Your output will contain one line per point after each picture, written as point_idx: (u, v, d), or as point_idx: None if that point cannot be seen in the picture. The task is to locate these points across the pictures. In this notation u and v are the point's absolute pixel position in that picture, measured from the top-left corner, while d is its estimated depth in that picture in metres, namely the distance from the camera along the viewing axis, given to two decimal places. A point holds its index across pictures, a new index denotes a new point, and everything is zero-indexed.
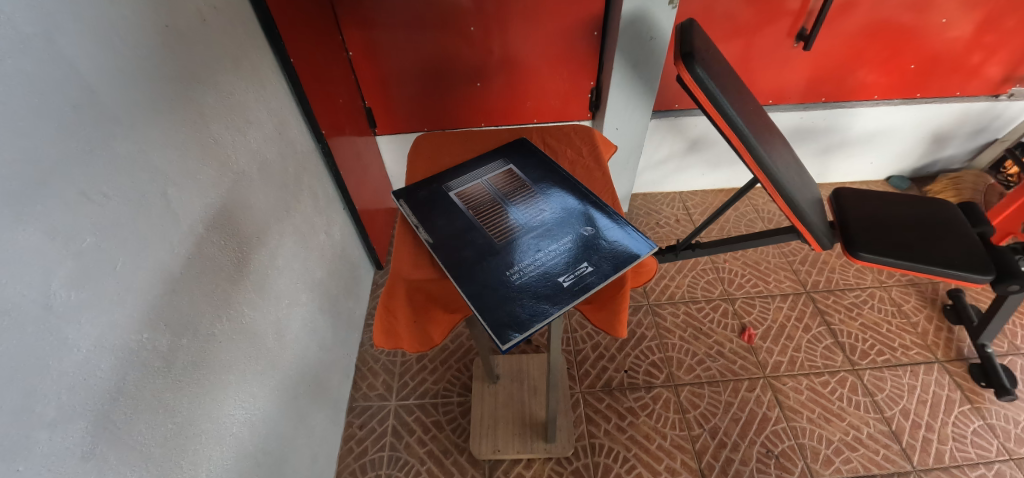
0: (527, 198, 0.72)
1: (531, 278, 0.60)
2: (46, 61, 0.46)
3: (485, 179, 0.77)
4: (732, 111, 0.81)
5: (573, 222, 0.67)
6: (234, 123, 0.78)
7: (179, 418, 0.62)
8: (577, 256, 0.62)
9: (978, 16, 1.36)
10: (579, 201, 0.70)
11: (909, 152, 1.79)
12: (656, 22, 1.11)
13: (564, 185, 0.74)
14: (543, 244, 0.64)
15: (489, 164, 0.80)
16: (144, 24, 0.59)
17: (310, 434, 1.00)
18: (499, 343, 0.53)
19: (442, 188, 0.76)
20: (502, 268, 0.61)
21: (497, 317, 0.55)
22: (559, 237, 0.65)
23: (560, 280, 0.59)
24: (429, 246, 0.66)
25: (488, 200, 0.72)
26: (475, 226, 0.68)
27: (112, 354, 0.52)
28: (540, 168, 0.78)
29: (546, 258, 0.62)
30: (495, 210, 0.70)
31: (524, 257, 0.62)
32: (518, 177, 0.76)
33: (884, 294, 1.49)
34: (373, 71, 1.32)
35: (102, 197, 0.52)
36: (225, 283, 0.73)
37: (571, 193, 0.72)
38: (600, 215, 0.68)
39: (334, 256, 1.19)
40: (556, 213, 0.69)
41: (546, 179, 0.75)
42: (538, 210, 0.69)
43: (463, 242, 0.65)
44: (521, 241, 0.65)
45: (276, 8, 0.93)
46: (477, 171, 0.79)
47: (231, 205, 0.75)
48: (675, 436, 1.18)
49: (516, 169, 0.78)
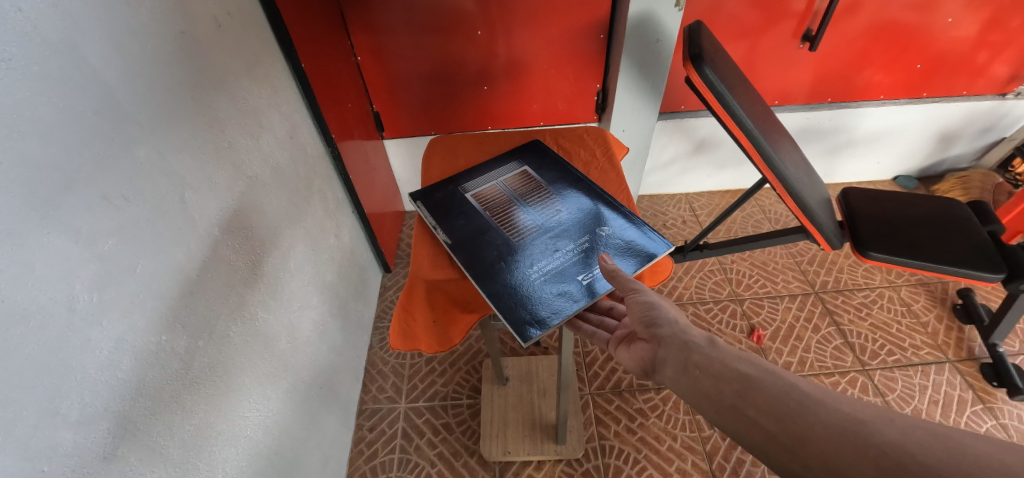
0: (543, 198, 0.72)
1: (549, 276, 0.60)
2: (69, 68, 0.47)
3: (500, 181, 0.78)
4: (742, 112, 0.81)
5: (589, 222, 0.67)
6: (248, 128, 0.79)
7: (197, 420, 0.62)
8: (594, 255, 0.63)
9: (983, 15, 1.36)
10: (594, 201, 0.71)
11: (916, 151, 1.78)
12: (662, 25, 1.12)
13: (578, 185, 0.74)
14: (559, 243, 0.65)
15: (504, 166, 0.80)
16: (161, 31, 0.60)
17: (322, 436, 1.00)
18: (520, 339, 0.54)
19: (458, 189, 0.76)
20: (521, 267, 0.62)
21: (517, 314, 0.56)
22: (575, 237, 0.65)
23: (579, 279, 0.60)
24: (447, 246, 0.67)
25: (504, 202, 0.73)
26: (492, 227, 0.68)
27: (133, 355, 0.53)
28: (554, 169, 0.79)
29: (564, 257, 0.63)
30: (511, 211, 0.71)
31: (541, 256, 0.63)
32: (533, 178, 0.77)
33: (893, 294, 1.49)
34: (381, 75, 1.33)
35: (124, 201, 0.52)
36: (241, 287, 0.74)
37: (585, 194, 0.72)
38: (616, 216, 0.68)
39: (344, 260, 1.20)
40: (573, 214, 0.69)
41: (560, 181, 0.76)
42: (554, 211, 0.70)
43: (480, 242, 0.66)
44: (538, 241, 0.65)
45: (288, 14, 0.94)
46: (492, 172, 0.80)
47: (245, 209, 0.76)
48: (686, 437, 1.18)
49: (531, 170, 0.79)
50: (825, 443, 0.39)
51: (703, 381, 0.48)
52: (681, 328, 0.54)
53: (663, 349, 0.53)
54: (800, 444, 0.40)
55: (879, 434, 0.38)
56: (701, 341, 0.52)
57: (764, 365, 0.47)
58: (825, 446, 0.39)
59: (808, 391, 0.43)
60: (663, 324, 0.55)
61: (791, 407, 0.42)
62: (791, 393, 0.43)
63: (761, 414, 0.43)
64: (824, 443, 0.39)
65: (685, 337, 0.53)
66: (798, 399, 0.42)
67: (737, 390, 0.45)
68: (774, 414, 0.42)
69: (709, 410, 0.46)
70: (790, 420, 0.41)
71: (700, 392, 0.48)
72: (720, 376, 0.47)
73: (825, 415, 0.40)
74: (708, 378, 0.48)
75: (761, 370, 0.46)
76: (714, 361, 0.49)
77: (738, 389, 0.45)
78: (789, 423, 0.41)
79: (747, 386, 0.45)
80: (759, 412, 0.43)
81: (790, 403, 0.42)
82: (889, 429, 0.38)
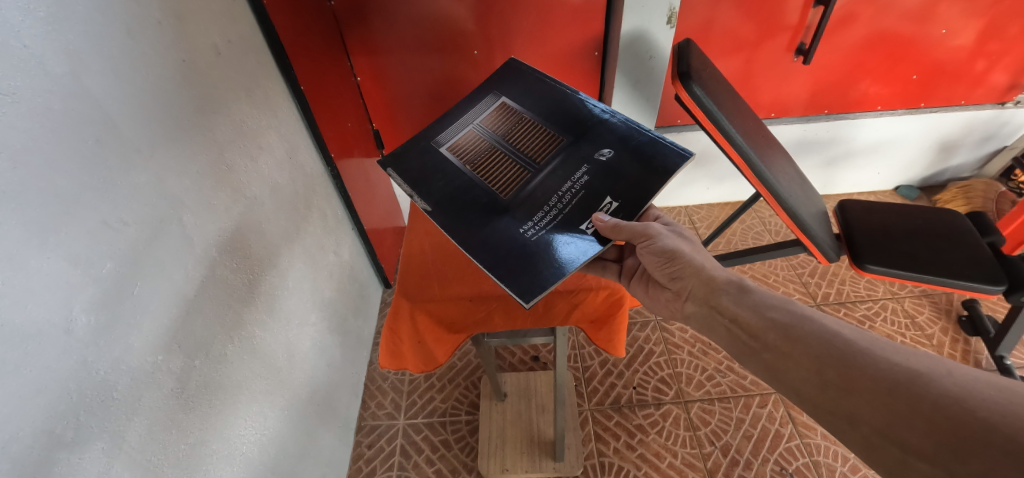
0: (529, 137, 0.73)
1: (547, 234, 0.62)
2: (76, 101, 0.49)
3: (477, 124, 0.77)
4: (732, 128, 0.82)
5: (586, 155, 0.69)
6: (247, 150, 0.81)
7: (192, 438, 0.63)
8: (597, 189, 0.66)
9: (979, 25, 1.37)
10: (586, 130, 0.72)
11: (917, 161, 1.77)
12: (655, 42, 1.13)
13: (566, 115, 0.75)
14: (559, 184, 0.67)
15: (480, 107, 0.79)
16: (163, 60, 0.62)
17: (320, 454, 1.01)
18: (523, 301, 0.57)
19: (432, 143, 0.75)
20: (515, 225, 0.64)
21: (516, 279, 0.59)
22: (574, 175, 0.68)
23: (584, 228, 0.62)
24: (428, 213, 0.67)
25: (485, 149, 0.73)
26: (480, 182, 0.69)
27: (130, 375, 0.54)
28: (536, 101, 0.78)
29: (565, 199, 0.66)
30: (496, 160, 0.71)
31: (541, 205, 0.66)
32: (512, 115, 0.77)
33: (897, 306, 1.47)
34: (381, 95, 1.37)
35: (123, 224, 0.54)
36: (238, 306, 0.75)
37: (577, 123, 0.74)
38: (612, 140, 0.70)
39: (344, 276, 1.21)
40: (566, 150, 0.71)
41: (544, 113, 0.76)
42: (545, 149, 0.71)
43: (465, 201, 0.67)
44: (533, 185, 0.68)
45: (289, 40, 0.97)
46: (466, 117, 0.78)
47: (244, 229, 0.78)
48: (686, 453, 1.17)
49: (509, 105, 0.78)
50: (877, 400, 0.43)
51: (744, 329, 0.56)
52: (706, 275, 0.62)
53: (692, 294, 0.62)
54: (849, 393, 0.45)
55: (936, 386, 0.42)
56: (732, 288, 0.60)
57: (804, 314, 0.53)
58: (874, 402, 0.43)
59: (855, 343, 0.48)
60: (691, 271, 0.63)
61: (842, 359, 0.47)
62: (836, 343, 0.49)
63: (809, 368, 0.49)
64: (877, 393, 0.44)
65: (713, 282, 0.61)
66: (849, 349, 0.48)
67: (782, 339, 0.52)
68: (823, 362, 0.48)
69: (748, 356, 0.55)
70: (839, 368, 0.47)
71: (738, 340, 0.56)
72: (764, 327, 0.54)
73: (876, 365, 0.45)
74: (749, 328, 0.55)
75: (806, 321, 0.52)
76: (751, 311, 0.56)
77: (779, 338, 0.52)
78: (838, 378, 0.46)
79: (790, 336, 0.52)
80: (807, 359, 0.49)
81: (839, 352, 0.48)
82: (947, 382, 0.42)
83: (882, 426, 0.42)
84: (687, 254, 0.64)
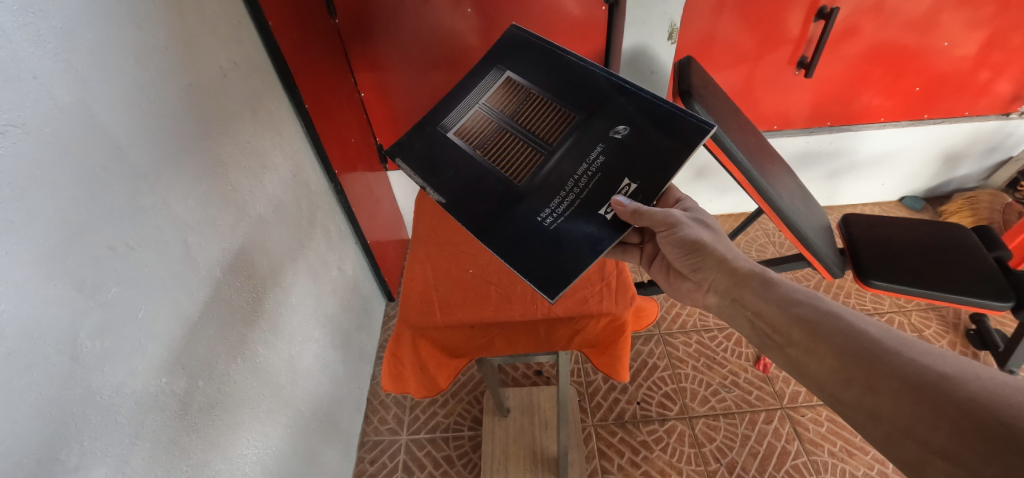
0: (539, 115, 0.72)
1: (564, 221, 0.63)
2: (83, 129, 0.50)
3: (483, 104, 0.75)
4: (733, 145, 0.82)
5: (601, 132, 0.67)
6: (252, 169, 0.82)
7: (194, 460, 0.63)
8: (613, 171, 0.65)
9: (981, 36, 1.37)
10: (600, 104, 0.69)
11: (920, 172, 1.76)
12: (656, 57, 1.14)
13: (578, 87, 0.72)
14: (574, 167, 0.67)
15: (485, 83, 0.77)
16: (169, 84, 0.63)
17: (322, 471, 1.00)
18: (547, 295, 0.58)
19: (439, 129, 0.75)
20: (532, 214, 0.65)
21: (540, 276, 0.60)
22: (590, 156, 0.67)
23: (603, 213, 0.63)
24: (443, 205, 0.68)
25: (494, 133, 0.72)
26: (492, 169, 0.69)
27: (134, 398, 0.54)
28: (543, 72, 0.75)
29: (580, 182, 0.65)
30: (507, 143, 0.71)
31: (556, 190, 0.66)
32: (519, 91, 0.74)
33: (903, 320, 1.46)
34: (384, 109, 1.38)
35: (129, 249, 0.55)
36: (241, 325, 0.75)
37: (589, 95, 0.71)
38: (627, 114, 0.67)
39: (346, 291, 1.21)
40: (579, 127, 0.69)
41: (553, 86, 0.73)
42: (557, 127, 0.70)
43: (479, 192, 0.68)
44: (547, 170, 0.67)
45: (294, 59, 0.98)
46: (471, 97, 0.76)
47: (248, 249, 0.78)
48: (691, 471, 1.16)
49: (514, 79, 0.75)
50: (901, 399, 0.43)
51: (768, 323, 0.56)
52: (729, 266, 0.63)
53: (714, 284, 0.64)
54: (872, 390, 0.45)
55: (961, 388, 0.41)
56: (755, 281, 0.61)
57: (829, 310, 0.53)
58: (897, 401, 0.43)
59: (881, 342, 0.48)
60: (713, 262, 0.64)
61: (867, 356, 0.47)
62: (862, 341, 0.48)
63: (832, 365, 0.49)
64: (901, 392, 0.43)
65: (736, 272, 0.62)
66: (874, 347, 0.47)
67: (806, 335, 0.52)
68: (847, 359, 0.48)
69: (772, 350, 0.55)
70: (863, 365, 0.47)
71: (762, 334, 0.57)
72: (788, 323, 0.54)
73: (901, 364, 0.45)
74: (773, 323, 0.56)
75: (831, 318, 0.52)
76: (775, 308, 0.57)
77: (803, 334, 0.52)
78: (862, 376, 0.46)
79: (814, 333, 0.52)
80: (830, 356, 0.49)
81: (865, 350, 0.47)
82: (975, 384, 0.41)
83: (905, 425, 0.42)
84: (708, 244, 0.65)
